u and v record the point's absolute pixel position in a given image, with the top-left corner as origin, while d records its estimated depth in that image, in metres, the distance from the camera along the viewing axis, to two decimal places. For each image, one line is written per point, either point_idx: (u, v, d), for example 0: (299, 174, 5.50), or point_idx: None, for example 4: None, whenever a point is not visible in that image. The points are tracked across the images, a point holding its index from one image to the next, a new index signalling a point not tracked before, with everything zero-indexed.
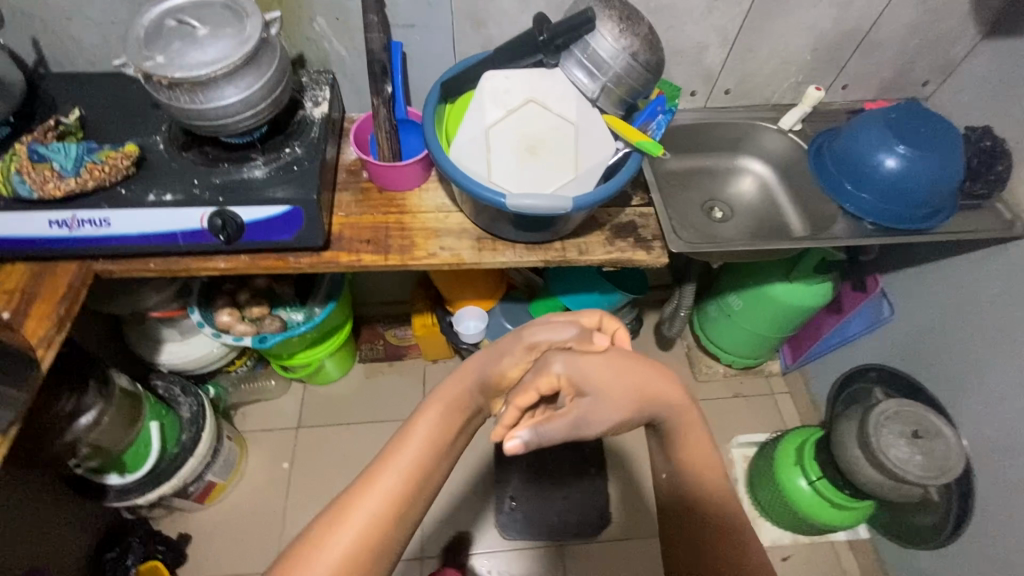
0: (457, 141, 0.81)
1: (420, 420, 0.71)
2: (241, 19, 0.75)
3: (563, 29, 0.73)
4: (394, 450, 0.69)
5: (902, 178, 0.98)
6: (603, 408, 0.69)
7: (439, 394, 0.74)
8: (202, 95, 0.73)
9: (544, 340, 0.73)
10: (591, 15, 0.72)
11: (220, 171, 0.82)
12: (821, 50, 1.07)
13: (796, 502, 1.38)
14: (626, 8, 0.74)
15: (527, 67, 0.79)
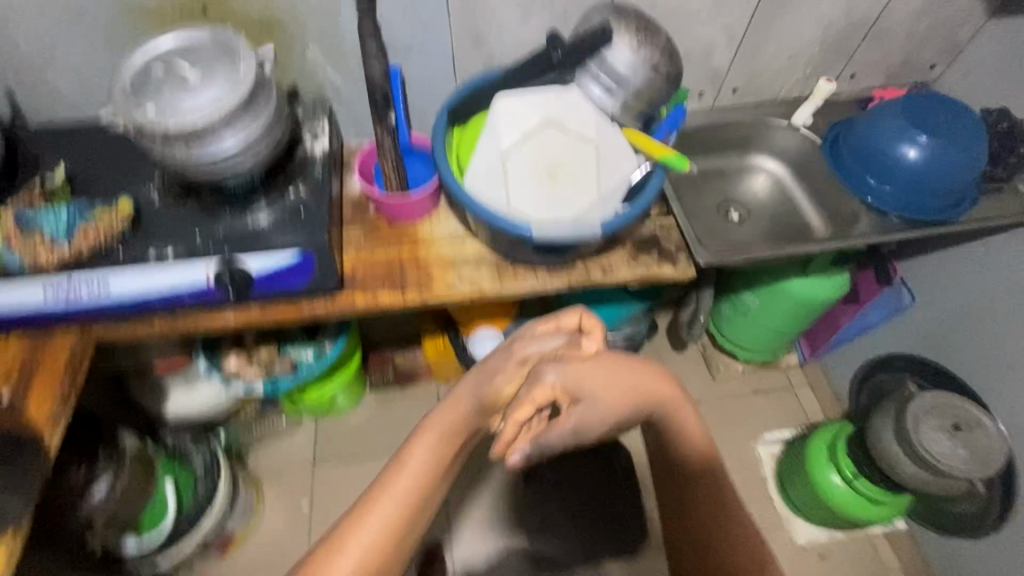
0: (472, 169, 0.77)
1: (413, 451, 0.66)
2: (234, 60, 0.71)
3: (580, 47, 0.70)
4: (386, 487, 0.65)
5: (926, 170, 0.95)
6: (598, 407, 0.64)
7: (427, 423, 0.68)
8: (199, 145, 0.69)
9: (530, 352, 0.67)
10: (609, 31, 0.68)
11: (223, 221, 0.77)
12: (830, 41, 1.04)
13: (833, 500, 1.35)
14: (642, 19, 0.71)
15: (542, 87, 0.75)
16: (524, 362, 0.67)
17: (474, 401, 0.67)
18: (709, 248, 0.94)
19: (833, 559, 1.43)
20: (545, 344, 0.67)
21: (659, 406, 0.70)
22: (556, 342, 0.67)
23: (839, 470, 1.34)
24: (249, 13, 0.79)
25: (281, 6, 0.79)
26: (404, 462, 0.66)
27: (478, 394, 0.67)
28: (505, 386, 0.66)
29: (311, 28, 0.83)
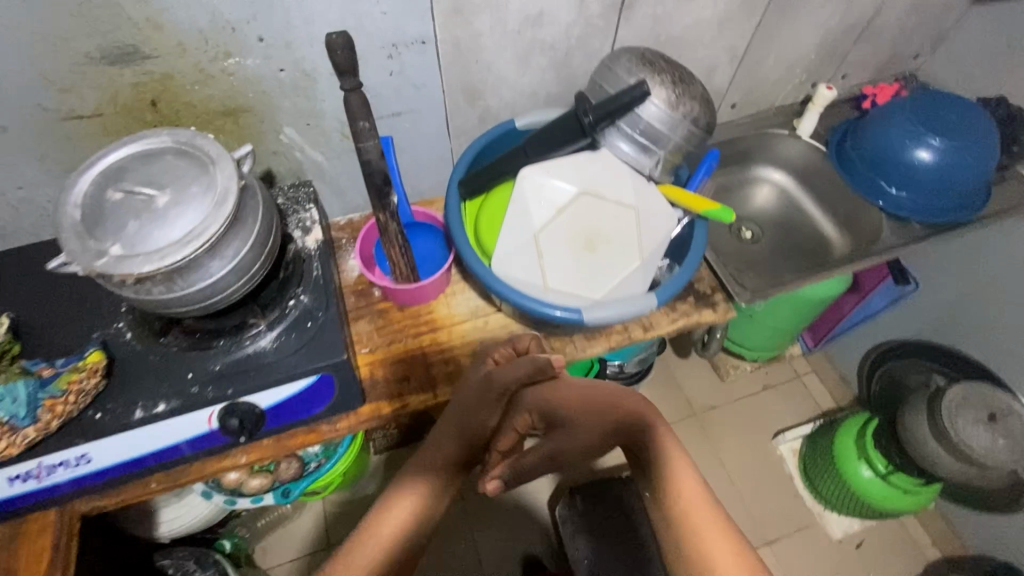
0: (499, 251, 0.68)
1: (378, 528, 0.53)
2: (205, 169, 0.58)
3: (615, 111, 0.61)
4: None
5: (943, 172, 0.92)
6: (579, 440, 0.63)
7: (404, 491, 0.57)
8: (180, 281, 0.56)
9: (504, 385, 0.62)
10: (646, 90, 0.60)
11: (217, 353, 0.65)
12: (826, 46, 1.00)
13: (867, 495, 1.33)
14: (675, 69, 0.64)
15: (568, 156, 0.68)
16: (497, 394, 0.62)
17: (458, 434, 0.62)
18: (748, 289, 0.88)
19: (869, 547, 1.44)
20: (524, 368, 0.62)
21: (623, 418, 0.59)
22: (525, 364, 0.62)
23: (869, 462, 1.31)
24: (211, 101, 0.67)
25: (248, 89, 0.67)
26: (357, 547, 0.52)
27: (463, 428, 0.62)
28: (489, 420, 0.63)
29: (286, 107, 0.71)
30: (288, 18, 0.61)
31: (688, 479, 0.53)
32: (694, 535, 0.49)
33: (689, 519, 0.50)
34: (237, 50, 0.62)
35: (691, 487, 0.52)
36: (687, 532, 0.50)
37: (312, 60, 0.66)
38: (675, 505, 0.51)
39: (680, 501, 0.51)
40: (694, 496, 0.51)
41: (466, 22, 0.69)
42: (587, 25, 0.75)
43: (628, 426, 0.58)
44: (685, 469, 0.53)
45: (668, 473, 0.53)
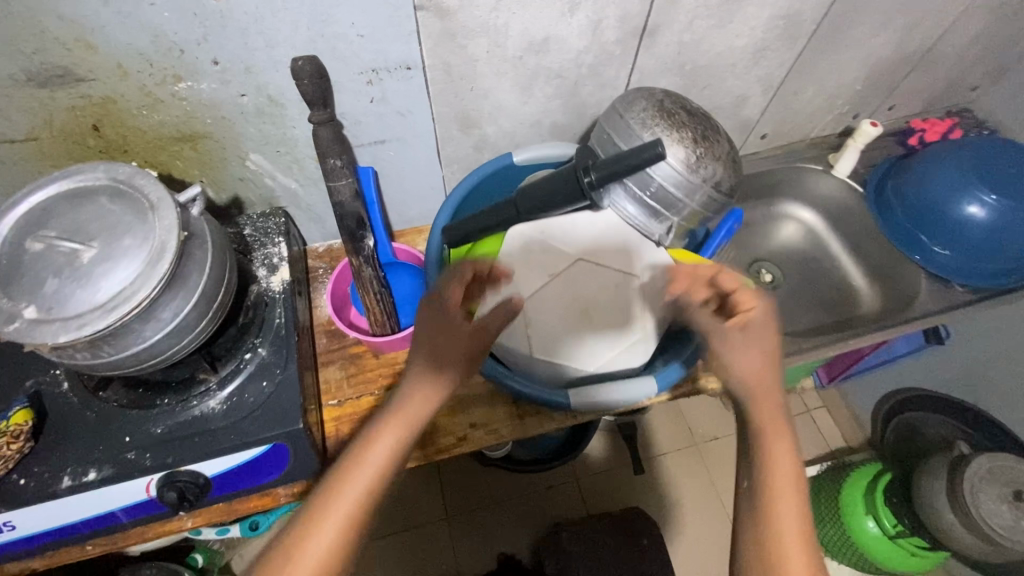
0: None
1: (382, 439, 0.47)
2: (141, 216, 0.51)
3: (620, 174, 0.52)
4: (345, 480, 0.45)
5: (996, 231, 0.82)
6: (738, 353, 0.51)
7: (407, 403, 0.48)
8: (107, 348, 0.49)
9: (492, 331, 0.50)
10: (662, 151, 0.49)
11: (160, 413, 0.59)
12: (874, 76, 0.88)
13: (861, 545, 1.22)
14: (698, 122, 0.55)
15: (562, 219, 0.61)
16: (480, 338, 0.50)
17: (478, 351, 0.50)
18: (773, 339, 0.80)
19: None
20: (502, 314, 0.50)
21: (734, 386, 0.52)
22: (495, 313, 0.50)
23: (875, 515, 1.19)
24: (163, 127, 0.59)
25: (204, 114, 0.59)
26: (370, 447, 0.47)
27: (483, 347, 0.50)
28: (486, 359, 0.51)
29: (251, 133, 0.62)
30: (245, 40, 0.52)
31: (790, 496, 0.48)
32: (777, 546, 0.46)
33: (779, 534, 0.46)
34: (189, 74, 0.54)
35: (787, 493, 0.48)
36: (770, 542, 0.46)
37: (280, 86, 0.58)
38: (764, 508, 0.48)
39: (771, 512, 0.47)
40: (787, 507, 0.47)
41: (459, 48, 0.60)
42: (601, 52, 0.65)
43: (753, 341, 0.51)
44: (789, 480, 0.48)
45: (768, 477, 0.49)
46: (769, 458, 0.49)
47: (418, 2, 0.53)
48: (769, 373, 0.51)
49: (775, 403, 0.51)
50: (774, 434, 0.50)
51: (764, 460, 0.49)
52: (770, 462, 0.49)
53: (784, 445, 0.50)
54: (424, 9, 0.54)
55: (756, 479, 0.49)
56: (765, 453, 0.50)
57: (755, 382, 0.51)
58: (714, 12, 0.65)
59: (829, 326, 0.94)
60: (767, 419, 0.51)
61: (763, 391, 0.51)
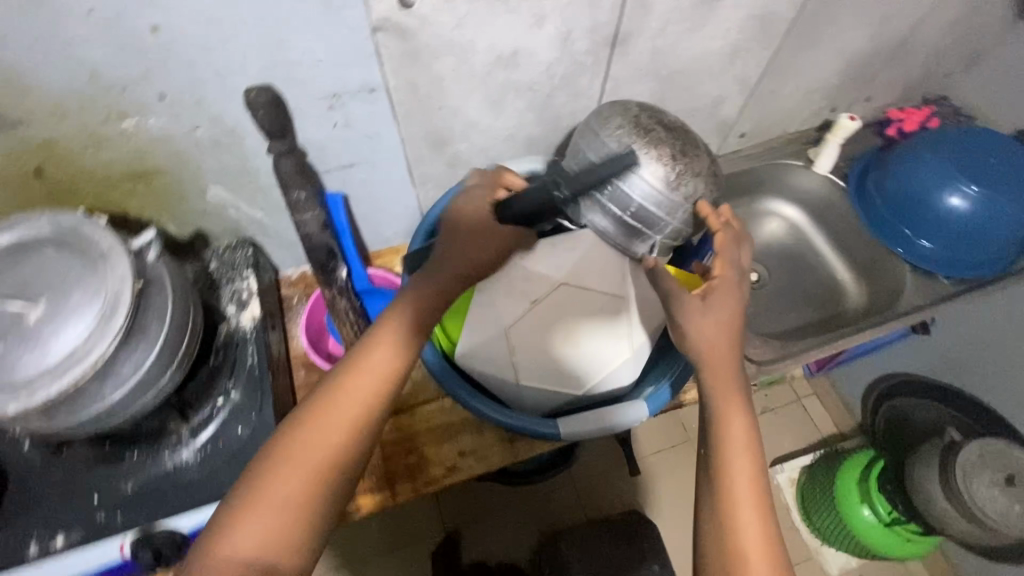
0: (466, 342, 0.59)
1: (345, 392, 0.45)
2: (90, 267, 0.47)
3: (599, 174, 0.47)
4: (299, 443, 0.43)
5: (976, 223, 0.82)
6: (697, 325, 0.48)
7: (380, 344, 0.47)
8: (62, 411, 0.46)
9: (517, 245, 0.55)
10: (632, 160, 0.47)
11: (130, 468, 0.56)
12: (850, 70, 0.87)
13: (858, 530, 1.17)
14: (678, 139, 0.55)
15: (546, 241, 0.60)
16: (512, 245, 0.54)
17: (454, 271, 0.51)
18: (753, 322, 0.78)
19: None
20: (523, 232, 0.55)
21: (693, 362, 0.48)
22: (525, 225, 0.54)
23: (869, 502, 1.15)
24: (113, 165, 0.56)
25: (157, 150, 0.55)
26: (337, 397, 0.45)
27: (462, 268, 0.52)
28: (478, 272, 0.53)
29: (208, 166, 0.59)
30: (193, 72, 0.49)
31: (746, 472, 0.46)
32: (733, 529, 0.44)
33: (734, 517, 0.44)
34: (135, 110, 0.51)
35: (743, 471, 0.46)
36: (726, 525, 0.44)
37: (236, 117, 0.55)
38: (720, 489, 0.46)
39: (729, 494, 0.45)
40: (742, 484, 0.45)
41: (424, 67, 0.57)
42: (573, 63, 0.63)
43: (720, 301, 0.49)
44: (745, 456, 0.46)
45: (724, 456, 0.46)
46: (725, 434, 0.47)
47: (376, 23, 0.50)
48: (728, 343, 0.48)
49: (733, 375, 0.48)
50: (730, 405, 0.47)
51: (720, 438, 0.47)
52: (725, 440, 0.47)
53: (740, 420, 0.47)
54: (383, 30, 0.51)
55: (712, 459, 0.47)
56: (720, 432, 0.47)
57: (710, 355, 0.48)
58: (687, 16, 0.63)
59: (818, 323, 0.93)
60: (723, 392, 0.48)
61: (720, 361, 0.48)
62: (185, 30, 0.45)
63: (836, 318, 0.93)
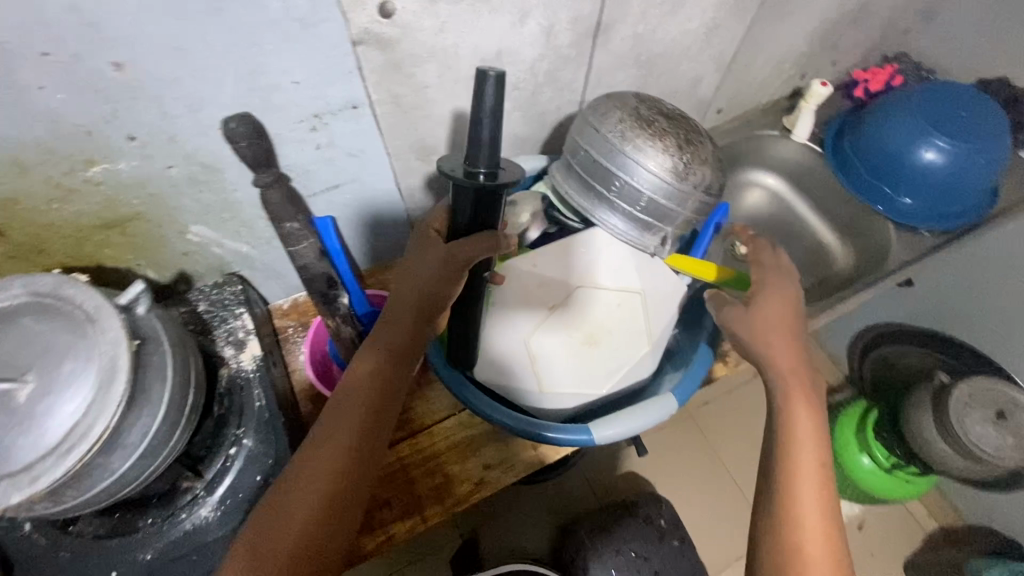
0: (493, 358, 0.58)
1: (335, 419, 0.48)
2: (77, 333, 0.43)
3: (493, 126, 0.37)
4: (297, 471, 0.47)
5: (949, 175, 0.83)
6: (754, 332, 0.53)
7: (357, 379, 0.50)
8: (69, 492, 0.43)
9: (470, 259, 0.47)
10: (618, 140, 0.54)
11: (145, 537, 0.53)
12: (817, 37, 0.88)
13: (857, 475, 1.16)
14: (682, 128, 0.55)
15: (556, 244, 0.59)
16: (459, 268, 0.48)
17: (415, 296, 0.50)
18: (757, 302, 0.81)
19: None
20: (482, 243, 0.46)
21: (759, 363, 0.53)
22: (478, 235, 0.46)
23: (868, 450, 1.13)
24: (83, 217, 0.51)
25: (129, 195, 0.51)
26: (321, 438, 0.48)
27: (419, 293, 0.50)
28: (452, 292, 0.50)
29: (187, 205, 0.55)
30: (163, 108, 0.45)
31: (809, 465, 0.47)
32: (794, 519, 0.45)
33: (794, 508, 0.45)
34: (104, 157, 0.47)
35: (809, 457, 0.47)
36: (787, 516, 0.45)
37: (214, 151, 0.51)
38: (782, 481, 0.47)
39: (794, 478, 0.47)
40: (807, 467, 0.47)
41: (407, 77, 0.54)
42: (556, 58, 0.61)
43: (771, 302, 0.55)
44: (812, 442, 0.48)
45: (790, 440, 0.48)
46: (791, 428, 0.49)
47: (356, 36, 0.47)
48: (789, 347, 0.52)
49: (798, 375, 0.51)
50: (796, 401, 0.50)
51: (787, 431, 0.49)
52: (792, 426, 0.49)
53: (809, 418, 0.49)
54: (364, 43, 0.48)
55: (780, 448, 0.49)
56: (785, 427, 0.49)
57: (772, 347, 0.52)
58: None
59: (810, 289, 0.96)
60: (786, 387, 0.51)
61: (784, 361, 0.52)
62: (152, 66, 0.42)
63: (825, 282, 0.96)
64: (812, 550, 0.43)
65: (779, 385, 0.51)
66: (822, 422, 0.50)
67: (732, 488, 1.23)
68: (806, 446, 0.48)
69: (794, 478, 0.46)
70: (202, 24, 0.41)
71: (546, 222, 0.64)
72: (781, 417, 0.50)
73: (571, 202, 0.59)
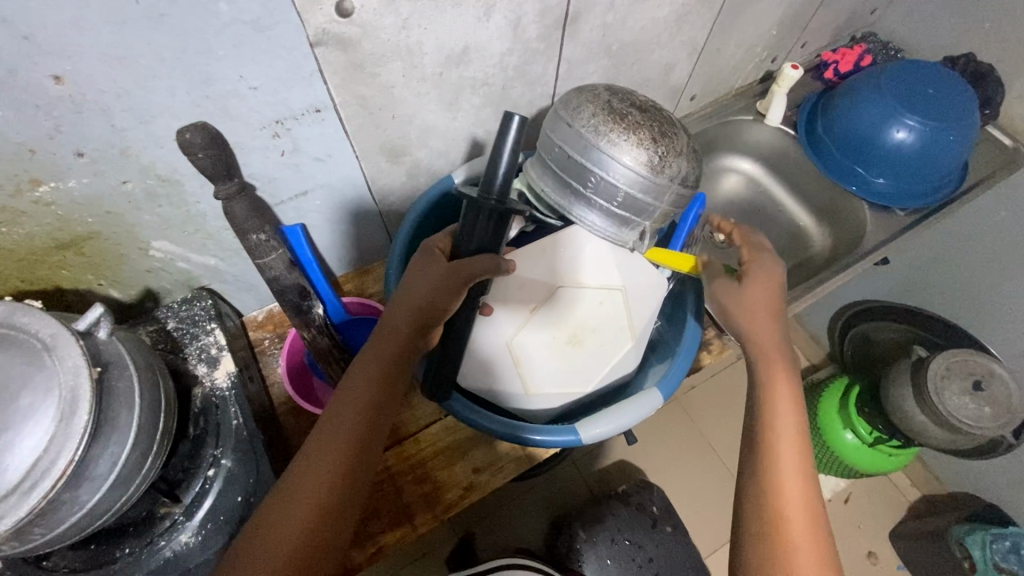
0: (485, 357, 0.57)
1: (328, 433, 0.46)
2: (32, 363, 0.41)
3: (512, 159, 0.44)
4: (288, 487, 0.45)
5: (919, 154, 0.84)
6: (739, 311, 0.55)
7: (349, 393, 0.48)
8: (36, 530, 0.41)
9: (472, 277, 0.47)
10: (591, 135, 0.53)
11: (124, 568, 0.51)
12: (786, 20, 0.88)
13: (841, 451, 1.16)
14: (656, 120, 0.54)
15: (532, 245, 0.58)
16: (460, 284, 0.48)
17: (410, 309, 0.48)
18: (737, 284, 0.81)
19: (888, 557, 1.21)
20: (485, 264, 0.48)
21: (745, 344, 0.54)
22: (482, 257, 0.48)
23: (851, 427, 1.13)
24: (35, 238, 0.49)
25: (84, 214, 0.49)
26: (311, 452, 0.46)
27: (415, 307, 0.48)
28: (449, 306, 0.49)
29: (147, 221, 0.53)
30: (111, 121, 0.43)
31: (791, 449, 0.47)
32: (775, 488, 0.45)
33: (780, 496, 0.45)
34: (51, 175, 0.44)
35: (788, 425, 0.48)
36: (768, 479, 0.46)
37: (170, 163, 0.48)
38: (762, 445, 0.48)
39: (773, 443, 0.47)
40: (787, 432, 0.48)
41: (372, 78, 0.52)
42: (525, 51, 0.60)
43: (765, 276, 0.56)
44: (791, 410, 0.49)
45: (768, 406, 0.50)
46: (772, 412, 0.49)
47: (314, 38, 0.45)
48: (773, 325, 0.54)
49: (778, 350, 0.53)
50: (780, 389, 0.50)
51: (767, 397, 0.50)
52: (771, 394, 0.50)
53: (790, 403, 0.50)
54: (323, 44, 0.46)
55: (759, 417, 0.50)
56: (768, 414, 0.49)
57: (755, 327, 0.54)
58: None
59: (790, 273, 0.97)
60: (767, 361, 0.52)
61: (765, 338, 0.53)
62: (95, 78, 0.39)
63: (803, 265, 0.97)
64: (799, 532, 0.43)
65: (756, 356, 0.53)
66: (799, 393, 0.51)
67: (721, 470, 1.25)
68: (781, 412, 0.49)
69: (773, 443, 0.47)
70: (146, 30, 0.38)
71: (525, 220, 0.63)
72: (765, 404, 0.50)
73: (544, 199, 0.58)
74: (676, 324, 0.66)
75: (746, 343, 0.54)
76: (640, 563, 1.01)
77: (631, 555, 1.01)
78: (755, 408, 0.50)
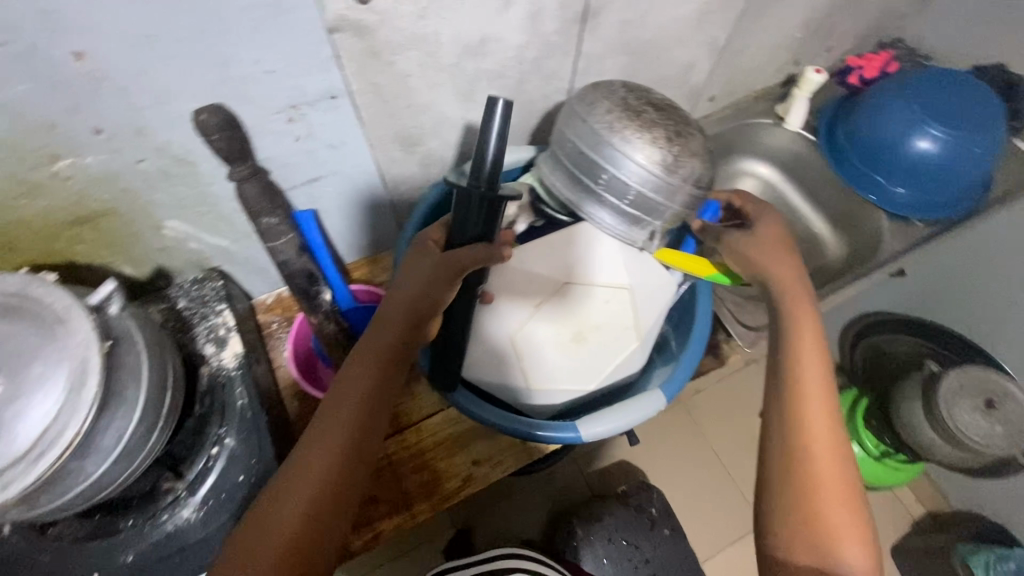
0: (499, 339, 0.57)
1: (348, 391, 0.48)
2: (45, 334, 0.42)
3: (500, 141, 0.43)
4: (315, 435, 0.47)
5: (942, 164, 0.82)
6: (761, 254, 0.58)
7: (359, 365, 0.49)
8: (43, 497, 0.42)
9: (466, 267, 0.47)
10: (602, 131, 0.53)
11: (127, 539, 0.52)
12: (811, 23, 0.87)
13: None
14: (671, 119, 0.54)
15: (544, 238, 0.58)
16: (453, 275, 0.48)
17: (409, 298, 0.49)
18: (747, 288, 0.80)
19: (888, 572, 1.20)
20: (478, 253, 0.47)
21: (769, 288, 0.57)
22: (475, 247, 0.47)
23: (857, 439, 1.13)
24: (52, 212, 0.50)
25: (99, 190, 0.50)
26: (333, 408, 0.48)
27: (411, 297, 0.49)
28: (444, 296, 0.49)
29: (161, 200, 0.54)
30: (129, 99, 0.43)
31: (814, 392, 0.50)
32: (800, 396, 0.50)
33: (801, 437, 0.48)
34: (69, 150, 0.45)
35: (811, 351, 0.52)
36: (794, 388, 0.50)
37: (185, 143, 0.49)
38: (789, 364, 0.52)
39: (798, 361, 0.52)
40: (812, 354, 0.52)
41: (388, 66, 0.52)
42: (543, 45, 0.59)
43: (773, 227, 0.60)
44: (813, 337, 0.53)
45: (794, 329, 0.54)
46: (797, 333, 0.53)
47: (332, 23, 0.45)
48: (790, 265, 0.57)
49: (801, 289, 0.56)
50: (806, 336, 0.53)
51: (794, 323, 0.54)
52: (796, 319, 0.54)
53: (813, 347, 0.52)
54: (340, 30, 0.46)
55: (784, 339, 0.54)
56: (793, 362, 0.52)
57: (779, 269, 0.57)
58: None
59: None
60: (793, 298, 0.55)
61: (787, 279, 0.56)
62: (116, 56, 0.40)
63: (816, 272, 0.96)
64: (819, 466, 0.47)
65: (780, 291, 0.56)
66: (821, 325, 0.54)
67: (723, 476, 1.24)
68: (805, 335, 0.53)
69: (799, 362, 0.52)
70: (167, 8, 0.39)
71: (534, 216, 0.63)
72: (791, 338, 0.53)
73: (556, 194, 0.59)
74: (683, 324, 0.66)
75: (769, 285, 0.57)
76: (636, 564, 1.02)
77: (626, 554, 1.02)
78: (781, 332, 0.54)
